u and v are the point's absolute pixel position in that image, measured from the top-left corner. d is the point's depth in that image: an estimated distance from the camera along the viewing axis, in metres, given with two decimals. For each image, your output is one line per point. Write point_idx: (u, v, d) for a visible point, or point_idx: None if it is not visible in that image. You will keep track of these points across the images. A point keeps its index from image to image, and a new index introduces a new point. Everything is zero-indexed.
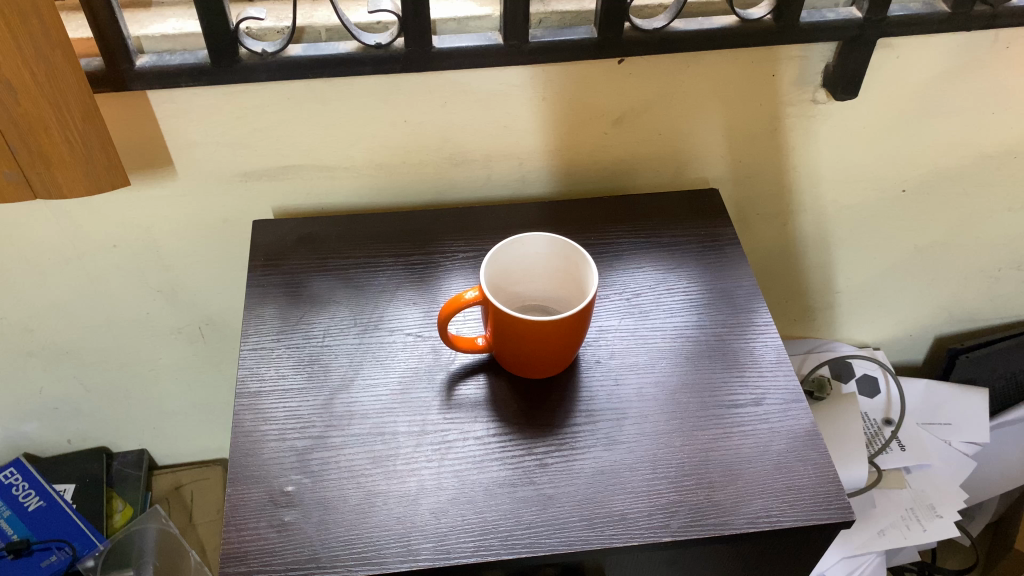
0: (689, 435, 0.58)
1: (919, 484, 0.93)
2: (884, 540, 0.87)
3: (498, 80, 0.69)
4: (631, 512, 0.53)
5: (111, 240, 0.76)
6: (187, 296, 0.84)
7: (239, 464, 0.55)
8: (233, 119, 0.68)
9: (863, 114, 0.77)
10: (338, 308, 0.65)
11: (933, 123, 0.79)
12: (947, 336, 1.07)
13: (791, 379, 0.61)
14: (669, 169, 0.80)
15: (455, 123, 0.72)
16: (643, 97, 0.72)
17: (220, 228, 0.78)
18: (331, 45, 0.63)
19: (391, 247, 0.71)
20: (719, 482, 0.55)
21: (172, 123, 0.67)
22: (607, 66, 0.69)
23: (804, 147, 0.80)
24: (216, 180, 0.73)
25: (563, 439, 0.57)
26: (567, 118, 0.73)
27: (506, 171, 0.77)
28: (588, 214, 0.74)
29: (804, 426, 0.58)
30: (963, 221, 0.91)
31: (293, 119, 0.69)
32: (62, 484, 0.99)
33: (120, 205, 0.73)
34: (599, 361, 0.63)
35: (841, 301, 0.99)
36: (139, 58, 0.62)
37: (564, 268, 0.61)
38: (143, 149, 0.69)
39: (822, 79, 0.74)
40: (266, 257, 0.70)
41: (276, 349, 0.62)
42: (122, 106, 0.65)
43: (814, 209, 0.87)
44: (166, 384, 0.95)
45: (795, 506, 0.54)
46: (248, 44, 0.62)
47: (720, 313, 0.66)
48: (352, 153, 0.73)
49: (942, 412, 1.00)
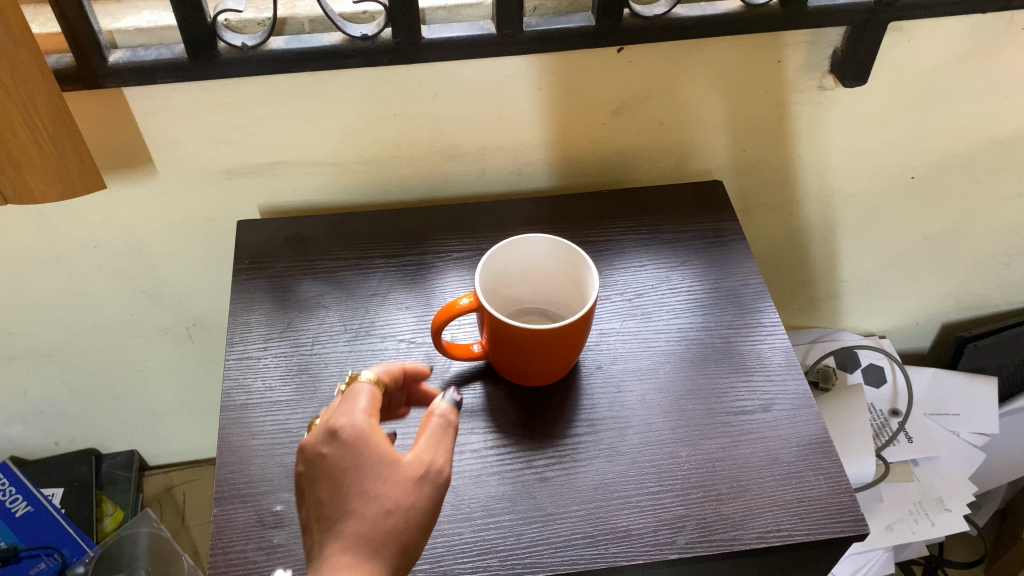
0: (695, 444, 0.55)
1: (927, 477, 0.91)
2: (890, 536, 0.86)
3: (491, 70, 0.66)
4: (636, 528, 0.51)
5: (92, 240, 0.73)
6: (173, 296, 0.81)
7: (226, 483, 0.53)
8: (214, 116, 0.65)
9: (872, 100, 0.74)
10: (328, 313, 0.63)
11: (944, 109, 0.76)
12: (954, 323, 1.05)
13: (800, 381, 0.59)
14: (670, 160, 0.77)
15: (447, 116, 0.69)
16: (644, 85, 0.69)
17: (206, 228, 0.75)
18: (314, 37, 0.60)
19: (382, 247, 0.68)
20: (727, 494, 0.53)
21: (149, 119, 0.64)
22: (606, 54, 0.66)
23: (810, 134, 0.77)
24: (198, 178, 0.70)
25: (564, 451, 0.55)
26: (564, 107, 0.70)
27: (501, 164, 0.74)
28: (588, 209, 0.71)
29: (815, 432, 0.56)
30: (974, 208, 0.88)
31: (277, 113, 0.66)
32: (50, 488, 0.96)
33: (100, 206, 0.70)
34: (600, 366, 0.60)
35: (846, 290, 0.97)
36: (111, 54, 0.59)
37: (564, 271, 0.58)
38: (122, 147, 0.66)
39: (829, 65, 0.70)
40: (252, 259, 0.67)
41: (263, 358, 0.60)
42: (97, 103, 0.62)
43: (820, 197, 0.84)
44: (154, 384, 0.92)
45: (807, 519, 0.51)
46: (226, 37, 0.58)
47: (725, 313, 0.63)
48: (340, 148, 0.70)
49: (948, 403, 0.98)
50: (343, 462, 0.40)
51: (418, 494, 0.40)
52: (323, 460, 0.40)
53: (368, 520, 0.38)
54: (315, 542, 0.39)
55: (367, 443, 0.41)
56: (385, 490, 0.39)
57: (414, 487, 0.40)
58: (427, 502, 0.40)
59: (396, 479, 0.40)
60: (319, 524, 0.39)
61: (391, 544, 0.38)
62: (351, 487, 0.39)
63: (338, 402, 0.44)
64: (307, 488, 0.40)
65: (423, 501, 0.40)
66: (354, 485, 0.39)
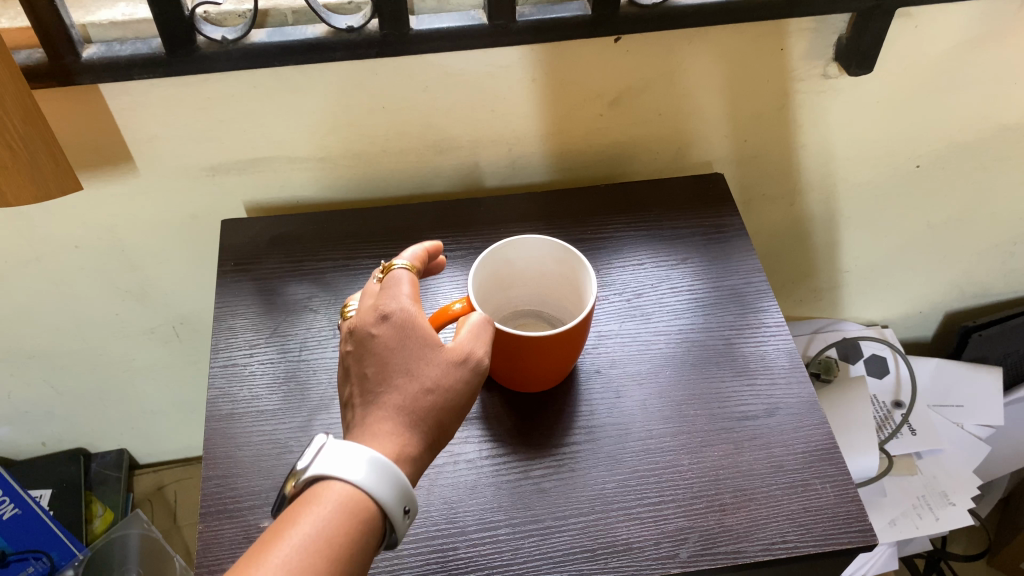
0: (697, 451, 0.54)
1: (930, 470, 0.90)
2: (894, 532, 0.85)
3: (482, 61, 0.63)
4: (637, 540, 0.49)
5: (73, 241, 0.71)
6: (159, 296, 0.79)
7: (211, 498, 0.51)
8: (195, 112, 0.62)
9: (877, 88, 0.72)
10: (316, 316, 0.60)
11: (952, 96, 0.74)
12: (958, 312, 1.03)
13: (804, 385, 0.57)
14: (669, 151, 0.75)
15: (438, 108, 0.66)
16: (642, 74, 0.67)
17: (190, 226, 0.72)
18: (298, 30, 0.57)
19: (371, 246, 0.65)
20: (731, 504, 0.51)
21: (128, 116, 0.62)
22: (602, 44, 0.63)
23: (812, 124, 0.74)
24: (180, 176, 0.68)
25: (562, 461, 0.53)
26: (559, 99, 0.68)
27: (494, 157, 0.72)
28: (584, 203, 0.69)
29: (820, 438, 0.54)
30: (980, 197, 0.86)
31: (261, 108, 0.63)
32: (38, 490, 0.93)
33: (79, 206, 0.68)
34: (599, 370, 0.58)
35: (848, 281, 0.95)
36: (85, 49, 0.56)
37: (560, 274, 0.56)
38: (100, 144, 0.63)
39: (833, 52, 0.68)
40: (236, 260, 0.64)
41: (249, 366, 0.58)
42: (72, 100, 0.59)
43: (823, 187, 0.82)
44: (143, 383, 0.90)
45: (813, 530, 0.50)
46: (205, 30, 0.56)
47: (728, 314, 0.61)
48: (327, 143, 0.67)
49: (952, 394, 0.96)
50: (391, 342, 0.43)
51: (457, 377, 0.43)
52: (372, 339, 0.43)
53: (410, 396, 0.42)
54: (359, 413, 0.42)
55: (414, 327, 0.44)
56: (427, 370, 0.43)
57: (454, 370, 0.43)
58: (463, 385, 0.44)
59: (437, 361, 0.43)
60: (364, 396, 0.43)
61: (429, 420, 0.42)
62: (396, 365, 0.43)
63: (381, 286, 0.46)
64: (354, 365, 0.44)
65: (460, 383, 0.43)
66: (399, 363, 0.43)
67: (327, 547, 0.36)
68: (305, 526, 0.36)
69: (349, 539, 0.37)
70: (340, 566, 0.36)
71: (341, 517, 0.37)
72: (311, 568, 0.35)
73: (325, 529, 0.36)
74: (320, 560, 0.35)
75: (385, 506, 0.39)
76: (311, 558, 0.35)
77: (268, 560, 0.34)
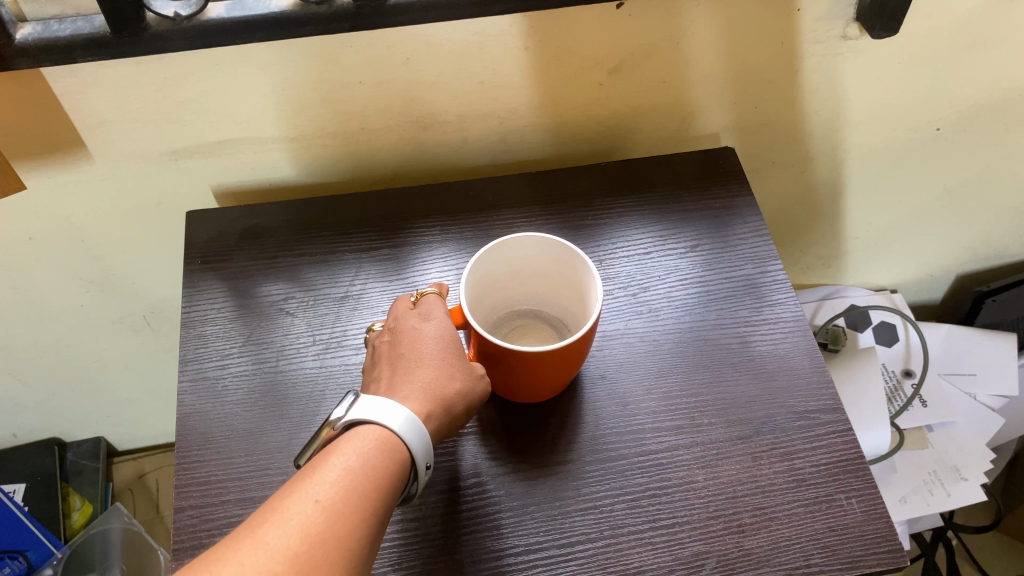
0: (713, 465, 0.49)
1: (941, 445, 0.86)
2: (905, 509, 0.82)
3: (468, 30, 0.56)
4: (651, 569, 0.45)
5: (26, 235, 0.65)
6: (126, 287, 0.74)
7: (185, 533, 0.46)
8: (150, 95, 0.56)
9: (901, 48, 0.66)
10: (294, 321, 0.55)
11: (981, 55, 0.67)
12: (970, 274, 0.99)
13: (827, 388, 0.52)
14: (674, 122, 0.69)
15: (422, 83, 0.60)
16: (646, 41, 0.61)
17: (155, 214, 0.67)
18: (260, 2, 0.51)
19: (351, 236, 0.60)
20: (751, 525, 0.47)
21: (76, 100, 0.55)
22: (603, 9, 0.57)
23: (828, 87, 0.69)
24: (141, 161, 0.61)
25: (567, 479, 0.49)
26: (553, 69, 0.61)
27: (483, 132, 0.66)
28: (583, 184, 0.64)
29: (845, 450, 0.50)
30: (1002, 159, 0.80)
31: (225, 87, 0.57)
32: (12, 485, 0.92)
33: (30, 198, 0.62)
34: (605, 377, 0.54)
35: (858, 247, 0.90)
36: (20, 30, 0.49)
37: (558, 271, 0.50)
38: (47, 131, 0.57)
39: (855, 12, 0.62)
40: (205, 257, 0.59)
41: (223, 379, 0.53)
42: (10, 85, 0.53)
43: (836, 153, 0.76)
44: (115, 372, 0.85)
45: (839, 552, 0.46)
46: (155, 6, 0.49)
47: (742, 307, 0.56)
48: (301, 122, 0.61)
49: (964, 363, 0.92)
50: (430, 334, 0.45)
51: (476, 384, 0.46)
52: (411, 328, 0.46)
53: (438, 383, 0.44)
54: (389, 384, 0.43)
55: (449, 331, 0.46)
56: (458, 371, 0.45)
57: (478, 379, 0.46)
58: (478, 393, 0.46)
59: (465, 363, 0.46)
60: (391, 374, 0.44)
61: (449, 405, 0.44)
62: (429, 356, 0.44)
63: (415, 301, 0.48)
64: (390, 350, 0.46)
65: (476, 390, 0.46)
66: (432, 354, 0.45)
67: (370, 473, 0.37)
68: (348, 456, 0.38)
69: (388, 472, 0.38)
70: (384, 492, 0.37)
71: (379, 452, 0.39)
72: (359, 489, 0.37)
73: (367, 458, 0.38)
74: (365, 484, 0.37)
75: (413, 453, 0.40)
76: (359, 479, 0.37)
77: (320, 478, 0.36)
